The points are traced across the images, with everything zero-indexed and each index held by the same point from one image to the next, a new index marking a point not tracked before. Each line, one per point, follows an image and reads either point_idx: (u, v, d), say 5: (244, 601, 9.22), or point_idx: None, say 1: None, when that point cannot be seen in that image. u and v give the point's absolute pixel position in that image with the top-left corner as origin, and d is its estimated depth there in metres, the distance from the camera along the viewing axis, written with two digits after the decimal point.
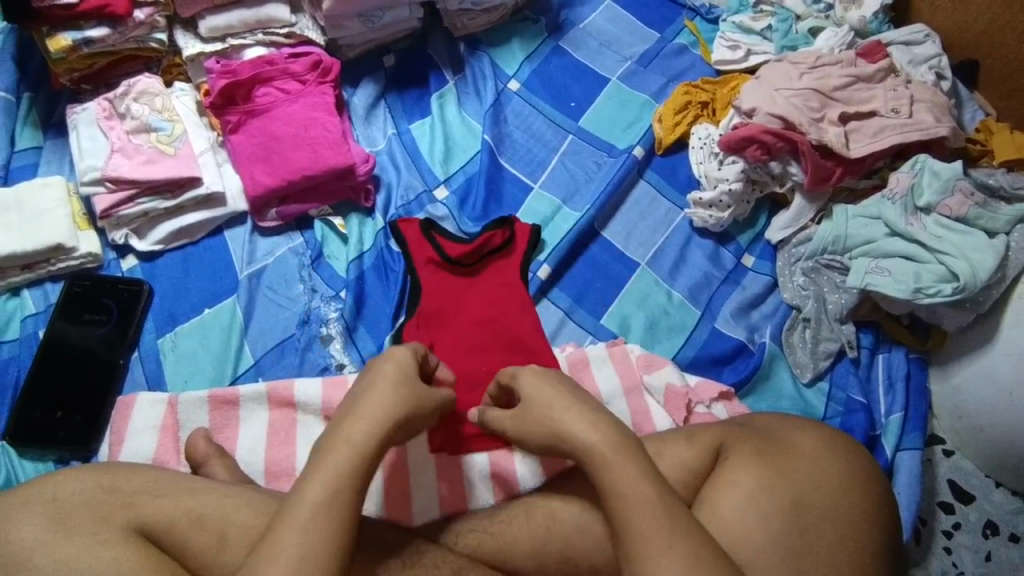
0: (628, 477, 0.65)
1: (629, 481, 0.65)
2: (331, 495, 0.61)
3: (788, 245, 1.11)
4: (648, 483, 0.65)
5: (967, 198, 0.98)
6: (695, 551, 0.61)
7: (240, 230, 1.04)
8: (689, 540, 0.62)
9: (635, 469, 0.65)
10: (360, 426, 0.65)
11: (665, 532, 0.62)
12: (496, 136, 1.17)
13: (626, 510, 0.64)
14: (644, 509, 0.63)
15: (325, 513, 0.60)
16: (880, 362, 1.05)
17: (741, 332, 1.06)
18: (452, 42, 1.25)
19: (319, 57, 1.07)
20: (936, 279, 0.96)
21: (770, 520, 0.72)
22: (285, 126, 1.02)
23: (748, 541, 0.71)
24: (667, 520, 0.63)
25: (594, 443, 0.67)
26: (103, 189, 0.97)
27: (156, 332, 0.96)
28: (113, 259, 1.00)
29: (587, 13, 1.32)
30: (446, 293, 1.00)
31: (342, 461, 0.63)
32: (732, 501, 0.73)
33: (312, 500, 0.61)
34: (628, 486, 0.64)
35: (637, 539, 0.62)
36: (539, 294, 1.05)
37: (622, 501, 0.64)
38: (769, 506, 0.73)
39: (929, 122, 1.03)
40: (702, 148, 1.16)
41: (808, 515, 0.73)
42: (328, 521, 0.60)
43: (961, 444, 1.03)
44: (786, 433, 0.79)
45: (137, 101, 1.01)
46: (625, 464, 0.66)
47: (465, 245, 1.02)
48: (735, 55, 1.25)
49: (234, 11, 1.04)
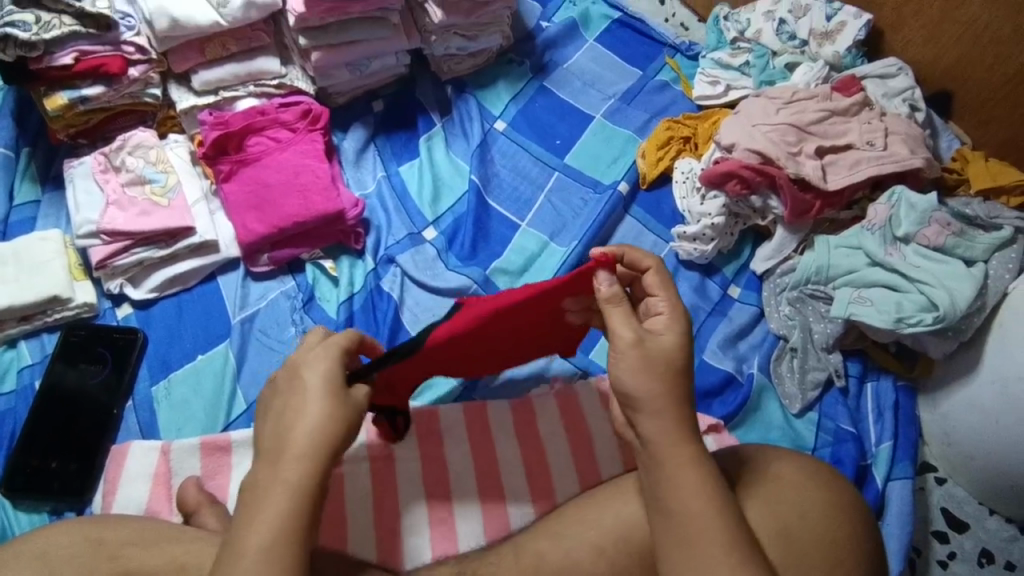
0: (688, 486, 0.64)
1: (689, 489, 0.64)
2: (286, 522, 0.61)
3: (773, 274, 1.13)
4: (709, 485, 0.64)
5: (943, 228, 0.99)
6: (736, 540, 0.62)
7: (233, 275, 1.06)
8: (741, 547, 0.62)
9: (698, 475, 0.64)
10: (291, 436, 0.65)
11: (717, 540, 0.62)
12: (483, 176, 1.20)
13: (688, 513, 0.63)
14: (706, 521, 0.62)
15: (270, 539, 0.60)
16: (869, 391, 1.07)
17: (729, 364, 1.08)
18: (440, 85, 1.29)
19: (309, 105, 1.09)
20: (917, 308, 0.97)
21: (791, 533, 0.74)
22: (276, 173, 1.04)
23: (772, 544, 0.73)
24: (730, 532, 0.62)
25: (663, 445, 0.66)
26: (99, 241, 0.99)
27: (150, 379, 0.98)
28: (108, 308, 1.02)
29: (571, 53, 1.37)
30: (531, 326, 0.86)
31: (290, 477, 0.63)
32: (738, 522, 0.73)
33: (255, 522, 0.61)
34: (688, 494, 0.64)
35: (689, 542, 0.62)
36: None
37: (680, 503, 0.64)
38: (770, 527, 0.73)
39: (904, 154, 1.05)
40: (685, 182, 1.19)
41: (802, 539, 0.74)
42: (293, 541, 0.61)
43: (952, 471, 1.03)
44: (767, 463, 0.80)
45: (132, 154, 1.03)
46: (687, 472, 0.65)
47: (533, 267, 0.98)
48: (715, 89, 1.29)
49: (226, 64, 1.05)
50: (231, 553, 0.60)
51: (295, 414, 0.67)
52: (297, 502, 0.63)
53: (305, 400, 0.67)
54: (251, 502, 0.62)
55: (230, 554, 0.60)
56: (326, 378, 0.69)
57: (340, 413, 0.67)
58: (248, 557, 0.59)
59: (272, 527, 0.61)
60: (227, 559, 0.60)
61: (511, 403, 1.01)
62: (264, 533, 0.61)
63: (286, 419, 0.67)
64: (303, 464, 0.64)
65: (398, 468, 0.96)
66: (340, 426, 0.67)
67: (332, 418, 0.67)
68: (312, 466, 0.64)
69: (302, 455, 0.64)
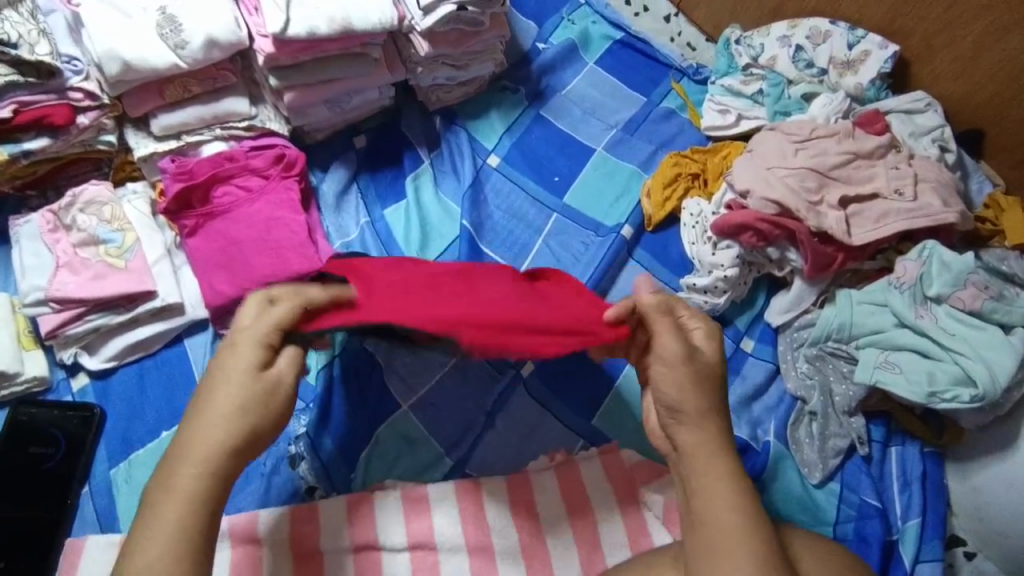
0: (720, 495, 0.65)
1: (726, 503, 0.64)
2: (204, 515, 0.60)
3: (789, 328, 1.04)
4: (741, 500, 0.64)
5: (981, 291, 0.91)
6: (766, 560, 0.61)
7: (201, 337, 0.97)
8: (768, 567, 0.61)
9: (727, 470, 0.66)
10: (213, 424, 0.62)
11: (739, 554, 0.62)
12: (475, 220, 1.10)
13: (713, 522, 0.64)
14: (736, 536, 0.62)
15: (179, 532, 0.59)
16: (893, 456, 0.99)
17: (744, 430, 0.98)
18: (428, 115, 1.19)
19: (283, 149, 0.99)
20: (951, 381, 0.90)
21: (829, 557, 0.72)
22: (246, 229, 0.95)
23: None
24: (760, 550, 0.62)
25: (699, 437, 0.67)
26: (48, 309, 0.89)
27: (108, 461, 0.89)
28: (63, 378, 0.93)
29: (568, 78, 1.27)
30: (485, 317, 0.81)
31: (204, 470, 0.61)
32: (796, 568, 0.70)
33: (168, 514, 0.59)
34: (716, 503, 0.64)
35: (714, 551, 0.62)
36: (509, 388, 0.98)
37: (709, 512, 0.64)
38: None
39: (936, 207, 0.97)
40: (694, 226, 1.09)
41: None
42: (187, 553, 0.58)
43: (984, 546, 0.95)
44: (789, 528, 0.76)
45: (84, 211, 0.93)
46: (721, 484, 0.65)
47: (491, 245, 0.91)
48: (726, 119, 1.18)
49: (189, 107, 0.96)
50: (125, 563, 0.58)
51: (200, 409, 0.62)
52: (207, 496, 0.61)
53: (217, 391, 0.63)
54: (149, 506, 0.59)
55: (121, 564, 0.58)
56: (243, 368, 0.63)
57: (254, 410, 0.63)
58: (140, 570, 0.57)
59: (183, 521, 0.59)
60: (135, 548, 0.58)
61: (509, 489, 0.90)
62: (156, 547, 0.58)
63: (191, 417, 0.63)
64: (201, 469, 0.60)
65: (384, 558, 0.86)
66: (261, 415, 0.63)
67: (242, 416, 0.62)
68: (211, 472, 0.61)
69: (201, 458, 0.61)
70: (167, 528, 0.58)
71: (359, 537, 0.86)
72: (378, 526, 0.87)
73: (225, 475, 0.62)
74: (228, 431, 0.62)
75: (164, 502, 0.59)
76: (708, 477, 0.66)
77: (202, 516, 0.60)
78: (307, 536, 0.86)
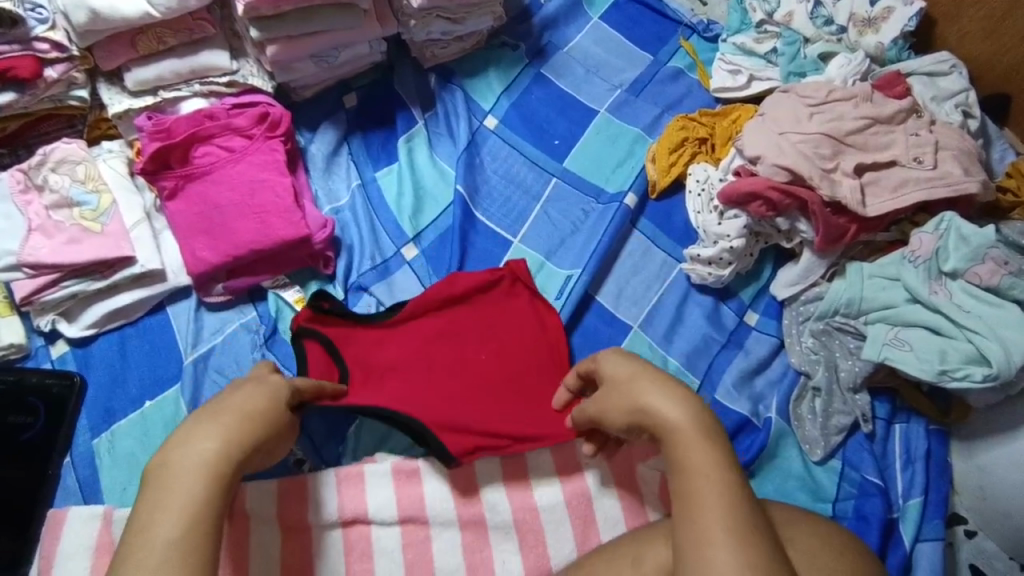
0: (700, 460, 0.61)
1: (708, 467, 0.61)
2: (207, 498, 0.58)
3: (796, 301, 1.00)
4: (721, 467, 0.61)
5: (1000, 266, 0.87)
6: (746, 529, 0.57)
7: (184, 305, 0.93)
8: (745, 536, 0.57)
9: (718, 455, 0.62)
10: (228, 417, 0.63)
11: (714, 521, 0.58)
12: (471, 185, 1.05)
13: (689, 490, 0.61)
14: (713, 502, 0.59)
15: (180, 516, 0.56)
16: (897, 434, 0.96)
17: (746, 405, 0.95)
18: (422, 72, 1.12)
19: (267, 108, 0.94)
20: (963, 360, 0.87)
21: (830, 543, 0.68)
22: (229, 192, 0.90)
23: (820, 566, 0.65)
24: (738, 519, 0.58)
25: (680, 423, 0.64)
26: (22, 274, 0.85)
27: (90, 431, 0.86)
28: (41, 346, 0.90)
29: (572, 34, 1.20)
30: (471, 370, 0.89)
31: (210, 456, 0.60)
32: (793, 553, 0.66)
33: (174, 496, 0.57)
34: (694, 468, 0.61)
35: (691, 517, 0.59)
36: None
37: (689, 476, 0.61)
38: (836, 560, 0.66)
39: (957, 176, 0.92)
40: (700, 194, 1.04)
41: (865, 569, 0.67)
42: (200, 533, 0.56)
43: (985, 525, 0.93)
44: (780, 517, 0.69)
45: (56, 170, 0.89)
46: (700, 448, 0.62)
47: (477, 275, 0.94)
48: (737, 81, 1.12)
49: (166, 60, 0.90)
50: (133, 546, 0.55)
51: (207, 409, 0.63)
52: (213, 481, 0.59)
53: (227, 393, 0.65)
54: (151, 494, 0.57)
55: (127, 547, 0.55)
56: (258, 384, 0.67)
57: (273, 409, 0.66)
58: (155, 552, 0.54)
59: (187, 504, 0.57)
60: (135, 534, 0.55)
61: (503, 465, 0.87)
62: (173, 523, 0.55)
63: (199, 414, 0.63)
64: (224, 447, 0.60)
65: (373, 531, 0.84)
66: (268, 417, 0.65)
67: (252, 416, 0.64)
68: (221, 460, 0.60)
69: (225, 438, 0.61)
70: (175, 511, 0.56)
71: (346, 510, 0.83)
72: (366, 498, 0.84)
73: (231, 465, 0.61)
74: (237, 424, 0.62)
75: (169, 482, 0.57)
76: (684, 442, 0.63)
77: (212, 497, 0.58)
78: (292, 509, 0.82)
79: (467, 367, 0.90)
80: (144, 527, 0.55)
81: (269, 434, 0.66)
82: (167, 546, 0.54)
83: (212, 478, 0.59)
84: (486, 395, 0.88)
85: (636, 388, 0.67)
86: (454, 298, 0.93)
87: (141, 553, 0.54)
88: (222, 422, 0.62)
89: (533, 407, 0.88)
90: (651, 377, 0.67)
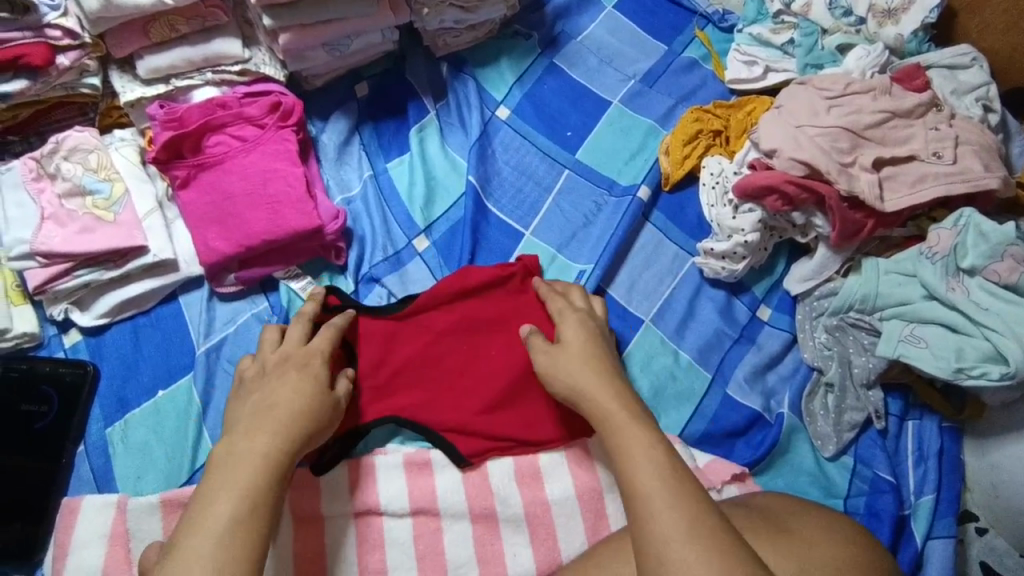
0: (632, 437, 0.67)
1: (641, 442, 0.67)
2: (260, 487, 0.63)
3: (810, 296, 0.99)
4: (653, 441, 0.67)
5: (1018, 264, 0.86)
6: (680, 489, 0.62)
7: (197, 294, 0.93)
8: (682, 496, 0.61)
9: (644, 434, 0.67)
10: (282, 415, 0.69)
11: (650, 487, 0.62)
12: (483, 175, 1.04)
13: (626, 466, 0.65)
14: (647, 471, 0.64)
15: (237, 499, 0.62)
16: (909, 431, 0.96)
17: (758, 401, 0.95)
18: (434, 61, 1.11)
19: (279, 97, 0.93)
20: (980, 358, 0.86)
21: (834, 528, 0.69)
22: (240, 181, 0.89)
23: (815, 549, 0.66)
24: (671, 482, 0.62)
25: (610, 409, 0.71)
26: (35, 263, 0.85)
27: (104, 420, 0.86)
28: (54, 334, 0.90)
29: (585, 23, 1.18)
30: (478, 370, 0.89)
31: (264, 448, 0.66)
32: (794, 541, 0.66)
33: (231, 482, 0.63)
34: (628, 446, 0.67)
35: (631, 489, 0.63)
36: None
37: (624, 454, 0.66)
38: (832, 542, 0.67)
39: (977, 171, 0.91)
40: (715, 186, 1.02)
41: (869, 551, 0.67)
42: (256, 516, 0.62)
43: (996, 522, 0.93)
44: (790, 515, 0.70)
45: (69, 159, 0.88)
46: (631, 428, 0.68)
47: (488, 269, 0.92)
48: (752, 72, 1.11)
49: (178, 48, 0.90)
50: (192, 522, 0.61)
51: (258, 406, 0.70)
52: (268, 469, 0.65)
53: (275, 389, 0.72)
54: (211, 479, 0.64)
55: (189, 526, 0.61)
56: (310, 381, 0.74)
57: (320, 404, 0.73)
58: (215, 529, 0.60)
59: (243, 489, 0.63)
60: (196, 515, 0.61)
61: (514, 458, 0.87)
62: (231, 504, 0.62)
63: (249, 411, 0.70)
64: (275, 438, 0.67)
65: (385, 523, 0.84)
66: (316, 413, 0.72)
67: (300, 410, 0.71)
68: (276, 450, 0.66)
69: (277, 430, 0.68)
70: (235, 494, 0.62)
71: (358, 501, 0.83)
72: (378, 490, 0.84)
73: (282, 457, 0.67)
74: (286, 416, 0.69)
75: (225, 471, 0.64)
76: (618, 425, 0.69)
77: (266, 482, 0.64)
78: (306, 499, 0.83)
79: (474, 366, 0.89)
80: (205, 509, 0.61)
81: (319, 430, 0.72)
82: (226, 526, 0.60)
83: (268, 466, 0.65)
84: (491, 397, 0.88)
85: (574, 377, 0.75)
86: (465, 293, 0.92)
87: (202, 531, 0.60)
88: (272, 415, 0.69)
89: (538, 413, 0.88)
90: (594, 376, 0.75)
